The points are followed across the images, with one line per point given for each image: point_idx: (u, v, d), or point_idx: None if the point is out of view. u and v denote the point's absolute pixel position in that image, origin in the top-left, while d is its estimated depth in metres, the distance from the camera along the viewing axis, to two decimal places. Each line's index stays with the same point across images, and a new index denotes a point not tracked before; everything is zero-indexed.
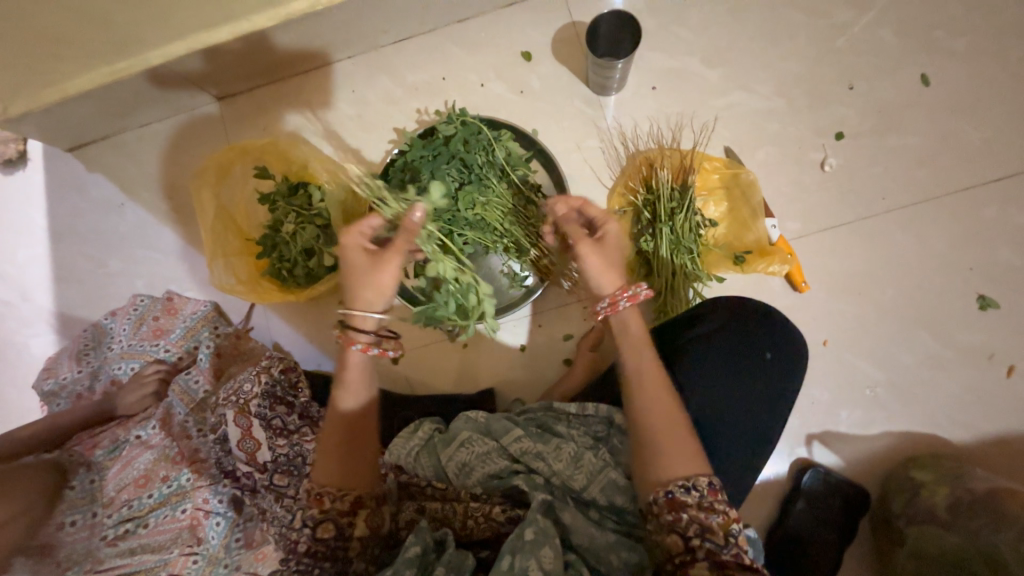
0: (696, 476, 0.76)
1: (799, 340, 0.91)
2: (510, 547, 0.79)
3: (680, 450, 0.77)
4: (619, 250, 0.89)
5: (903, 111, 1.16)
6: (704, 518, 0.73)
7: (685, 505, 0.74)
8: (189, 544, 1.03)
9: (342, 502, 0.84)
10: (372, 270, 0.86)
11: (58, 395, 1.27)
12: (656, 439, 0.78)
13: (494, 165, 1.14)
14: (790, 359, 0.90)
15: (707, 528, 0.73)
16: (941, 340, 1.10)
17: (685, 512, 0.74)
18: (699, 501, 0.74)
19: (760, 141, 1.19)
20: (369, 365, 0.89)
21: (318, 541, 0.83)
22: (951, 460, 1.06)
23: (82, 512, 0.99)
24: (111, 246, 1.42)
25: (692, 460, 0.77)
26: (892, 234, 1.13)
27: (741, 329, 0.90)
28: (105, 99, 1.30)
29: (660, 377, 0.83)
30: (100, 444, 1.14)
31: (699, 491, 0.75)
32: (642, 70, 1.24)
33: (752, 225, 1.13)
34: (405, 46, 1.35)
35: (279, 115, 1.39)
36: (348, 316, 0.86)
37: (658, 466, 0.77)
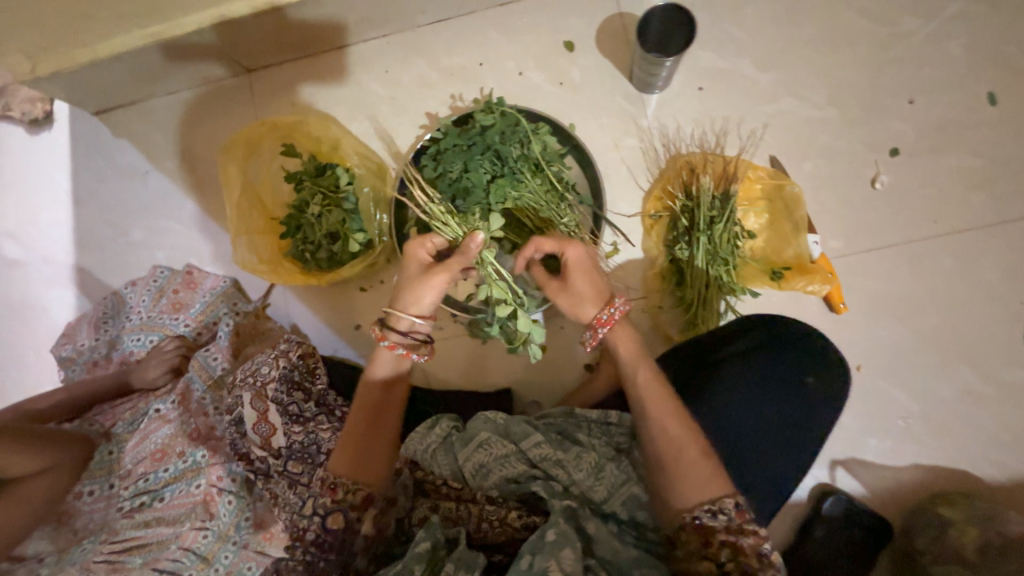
0: (722, 498, 0.74)
1: (842, 364, 0.87)
2: (530, 547, 0.78)
3: (697, 480, 0.75)
4: (586, 274, 0.88)
5: (964, 130, 1.10)
6: (734, 540, 0.72)
7: (712, 530, 0.73)
8: (201, 519, 1.03)
9: (354, 494, 0.86)
10: (419, 278, 0.90)
11: (75, 361, 1.27)
12: (670, 463, 0.77)
13: (528, 158, 1.09)
14: (833, 386, 0.86)
15: (738, 550, 0.72)
16: (982, 374, 1.05)
17: (713, 538, 0.73)
18: (727, 524, 0.73)
19: (807, 152, 1.13)
20: (397, 363, 0.93)
21: (328, 530, 0.85)
22: (982, 499, 1.02)
23: (100, 482, 1.05)
24: (133, 214, 1.41)
25: (713, 485, 0.75)
26: (940, 259, 1.08)
27: (779, 351, 0.87)
28: (135, 63, 1.27)
29: (666, 396, 0.81)
30: (120, 415, 1.16)
31: (726, 515, 0.73)
32: (690, 69, 1.18)
33: (794, 239, 1.09)
34: (444, 28, 1.30)
35: (309, 90, 1.36)
36: (390, 312, 0.90)
37: (683, 488, 0.76)
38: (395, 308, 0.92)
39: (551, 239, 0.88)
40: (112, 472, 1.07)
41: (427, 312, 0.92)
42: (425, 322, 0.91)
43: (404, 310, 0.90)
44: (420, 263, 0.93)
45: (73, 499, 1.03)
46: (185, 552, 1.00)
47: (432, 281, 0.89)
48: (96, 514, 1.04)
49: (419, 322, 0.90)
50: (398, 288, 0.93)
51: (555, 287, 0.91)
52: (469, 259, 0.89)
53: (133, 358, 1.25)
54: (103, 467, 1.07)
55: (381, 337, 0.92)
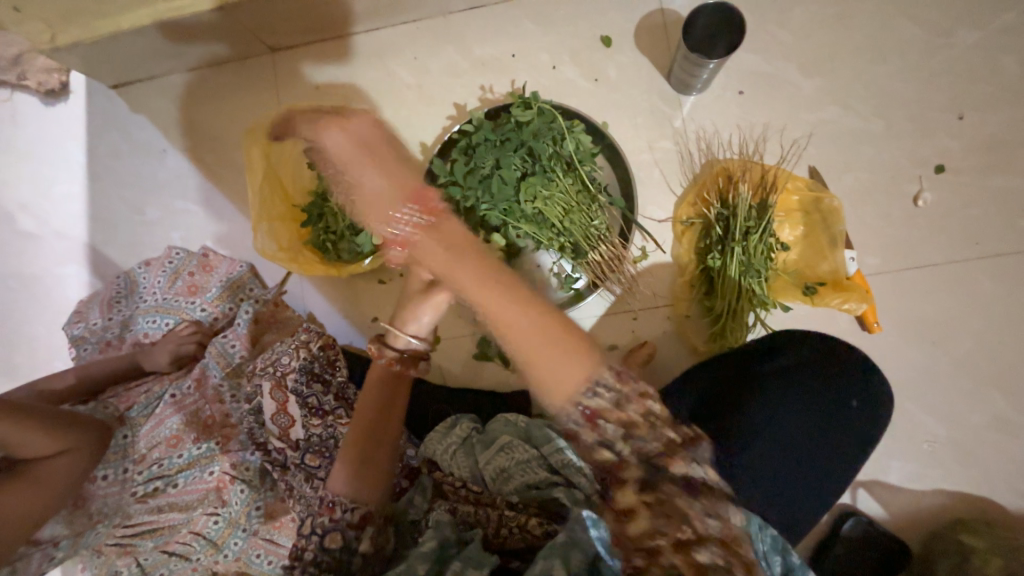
0: (596, 372, 0.66)
1: (885, 387, 0.85)
2: (543, 551, 0.69)
3: (548, 368, 0.65)
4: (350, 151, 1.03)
5: (1014, 149, 1.06)
6: (620, 414, 0.67)
7: (604, 413, 0.67)
8: (213, 505, 1.03)
9: (352, 514, 0.81)
10: (419, 296, 0.86)
11: (86, 340, 1.24)
12: (527, 351, 0.66)
13: (561, 156, 1.06)
14: (875, 411, 0.84)
15: (630, 423, 0.68)
16: (1015, 403, 1.03)
17: (606, 420, 0.67)
18: (615, 399, 0.67)
19: (849, 164, 1.10)
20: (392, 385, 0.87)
21: (325, 551, 0.79)
22: (1006, 528, 1.00)
23: (115, 467, 0.99)
24: (148, 192, 1.38)
25: (543, 366, 0.65)
26: (980, 282, 1.05)
27: (818, 370, 0.85)
28: (157, 37, 1.23)
29: (493, 282, 0.70)
30: (133, 397, 1.10)
31: (606, 388, 0.66)
32: (732, 71, 1.14)
33: (830, 254, 1.06)
34: (477, 16, 1.26)
35: (334, 74, 1.32)
36: (389, 328, 0.87)
37: (552, 376, 0.65)
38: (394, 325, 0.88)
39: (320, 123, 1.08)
40: (126, 456, 1.00)
41: (426, 332, 0.88)
42: (423, 344, 0.87)
43: (403, 330, 0.87)
44: (420, 280, 0.87)
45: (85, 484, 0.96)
46: (196, 535, 1.02)
47: (431, 298, 0.85)
48: (110, 499, 0.98)
49: (414, 342, 0.86)
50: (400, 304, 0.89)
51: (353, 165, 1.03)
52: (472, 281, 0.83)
53: (147, 340, 1.24)
54: (119, 450, 1.00)
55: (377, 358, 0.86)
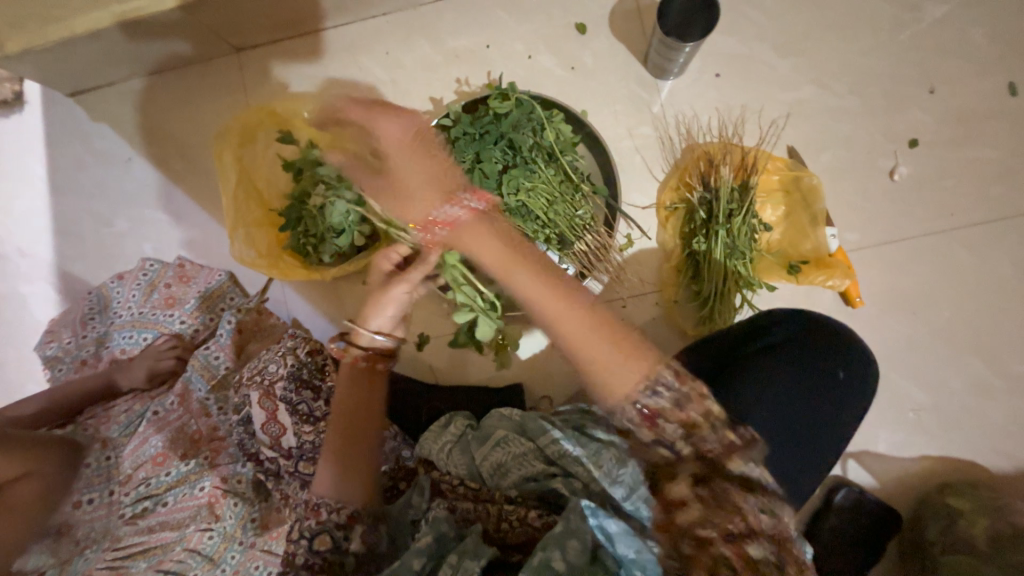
0: (656, 372, 0.66)
1: (870, 355, 0.86)
2: (539, 544, 0.76)
3: (618, 365, 0.67)
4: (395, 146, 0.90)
5: (983, 121, 1.08)
6: (686, 416, 0.63)
7: (660, 412, 0.65)
8: (207, 521, 0.98)
9: (338, 514, 0.81)
10: (380, 291, 0.86)
11: (61, 360, 1.20)
12: (591, 359, 0.69)
13: (542, 147, 1.06)
14: (863, 381, 0.85)
15: (692, 425, 0.63)
16: (993, 367, 1.06)
17: (663, 420, 0.64)
18: (674, 398, 0.64)
19: (826, 142, 1.11)
20: (362, 384, 0.85)
21: (316, 552, 0.80)
22: (989, 489, 1.04)
23: (99, 490, 0.98)
24: (116, 203, 1.32)
25: (616, 367, 0.67)
26: (956, 252, 1.08)
27: (806, 347, 0.86)
28: (115, 41, 1.18)
29: (539, 275, 0.75)
30: (114, 418, 1.08)
31: (664, 392, 0.65)
32: (708, 54, 1.14)
33: (811, 232, 1.07)
34: (448, 8, 1.23)
35: (303, 71, 1.28)
36: (351, 327, 0.86)
37: (604, 371, 0.67)
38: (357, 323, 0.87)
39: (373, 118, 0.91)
40: (111, 478, 1.00)
41: (389, 326, 0.86)
42: (389, 339, 0.85)
43: (365, 325, 0.85)
44: (384, 272, 0.90)
45: (70, 510, 0.94)
46: (191, 553, 0.95)
47: (391, 293, 0.85)
48: (97, 523, 0.96)
49: (378, 337, 0.84)
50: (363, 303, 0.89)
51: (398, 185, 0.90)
52: (430, 264, 0.87)
53: (124, 357, 1.19)
54: (102, 473, 0.99)
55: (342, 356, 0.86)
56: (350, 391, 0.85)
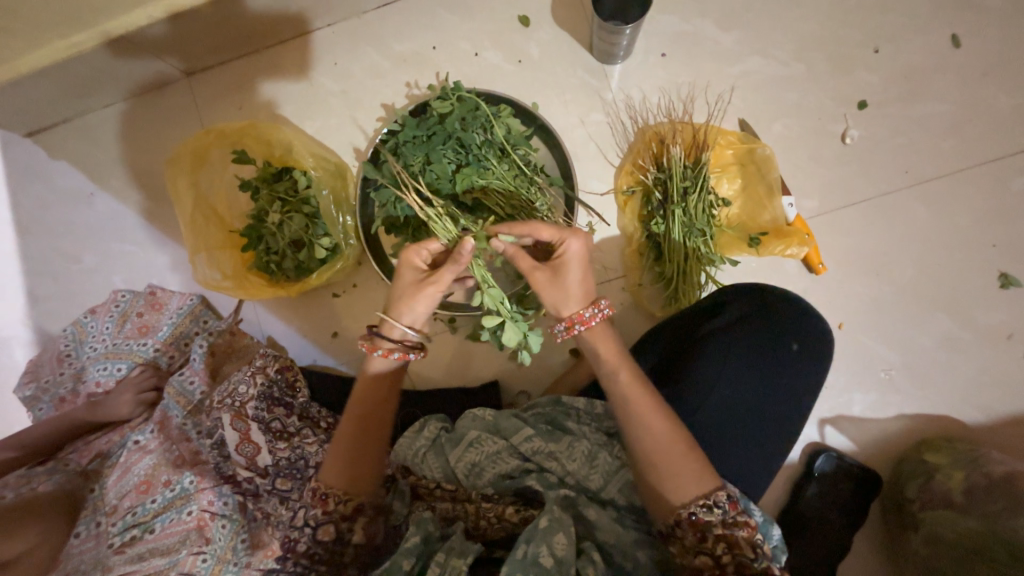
0: (715, 491, 0.73)
1: (823, 324, 0.88)
2: (523, 536, 0.77)
3: (685, 473, 0.73)
4: (581, 270, 0.81)
5: (929, 75, 1.08)
6: (729, 534, 0.71)
7: (709, 525, 0.71)
8: (197, 544, 0.97)
9: (345, 505, 0.82)
10: (414, 289, 0.84)
11: (40, 399, 1.20)
12: (661, 465, 0.74)
13: (493, 144, 1.05)
14: (817, 347, 0.87)
15: (734, 543, 0.70)
16: (961, 321, 1.06)
17: (709, 532, 0.71)
18: (723, 518, 0.71)
19: (776, 112, 1.11)
20: (390, 375, 0.87)
21: (319, 542, 0.82)
22: (965, 442, 1.04)
23: (87, 523, 0.99)
24: (82, 238, 1.33)
25: (697, 479, 0.73)
26: (913, 210, 1.08)
27: (761, 321, 0.87)
28: (62, 77, 1.18)
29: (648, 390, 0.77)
30: (95, 450, 1.12)
31: (721, 508, 0.72)
32: (651, 35, 1.14)
33: (768, 203, 1.07)
34: (391, 12, 1.23)
35: (254, 89, 1.28)
36: (382, 319, 0.85)
37: (675, 484, 0.73)
38: (388, 314, 0.86)
39: (549, 228, 0.80)
40: (97, 509, 1.00)
41: (421, 322, 0.86)
42: (417, 335, 0.86)
43: (398, 319, 0.85)
44: (415, 270, 0.86)
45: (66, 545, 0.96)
46: None
47: (426, 291, 0.83)
48: (87, 555, 0.96)
49: (410, 333, 0.84)
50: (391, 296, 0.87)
51: (542, 276, 0.81)
52: (463, 265, 0.80)
53: (101, 389, 1.20)
54: (90, 504, 1.01)
55: (371, 349, 0.86)
56: (365, 390, 0.86)
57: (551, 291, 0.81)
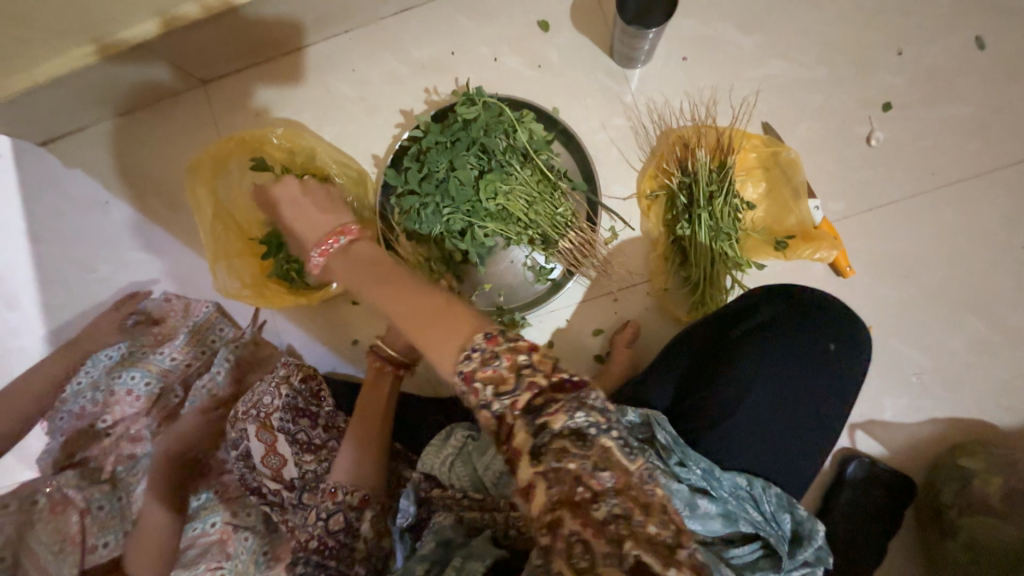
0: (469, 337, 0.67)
1: (862, 329, 0.87)
2: None
3: (434, 334, 0.70)
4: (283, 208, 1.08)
5: (954, 77, 1.08)
6: (491, 371, 0.64)
7: (473, 373, 0.64)
8: (216, 560, 0.99)
9: (351, 497, 0.87)
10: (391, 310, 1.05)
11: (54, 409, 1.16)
12: (417, 338, 0.73)
13: (516, 149, 1.05)
14: (853, 350, 0.86)
15: (497, 381, 0.63)
16: (991, 323, 1.05)
17: (476, 382, 0.64)
18: (481, 358, 0.65)
19: (800, 115, 1.11)
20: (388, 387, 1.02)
21: (331, 534, 0.84)
22: (999, 446, 1.03)
23: (114, 532, 1.06)
24: (98, 247, 1.31)
25: (453, 335, 0.68)
26: (940, 212, 1.07)
27: (797, 325, 0.85)
28: (78, 86, 1.17)
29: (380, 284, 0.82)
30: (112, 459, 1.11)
31: (477, 350, 0.65)
32: (673, 39, 1.14)
33: (795, 206, 1.07)
34: (409, 18, 1.23)
35: (271, 96, 1.27)
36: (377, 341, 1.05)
37: (433, 350, 0.70)
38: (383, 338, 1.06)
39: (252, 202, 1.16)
40: (125, 518, 1.08)
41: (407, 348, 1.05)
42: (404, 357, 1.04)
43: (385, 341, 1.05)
44: None
45: (87, 555, 1.03)
46: None
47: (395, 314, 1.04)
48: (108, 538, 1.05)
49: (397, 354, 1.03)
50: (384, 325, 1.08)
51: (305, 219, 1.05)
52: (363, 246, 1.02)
53: (112, 398, 1.12)
54: (114, 516, 1.07)
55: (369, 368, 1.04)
56: (373, 397, 1.00)
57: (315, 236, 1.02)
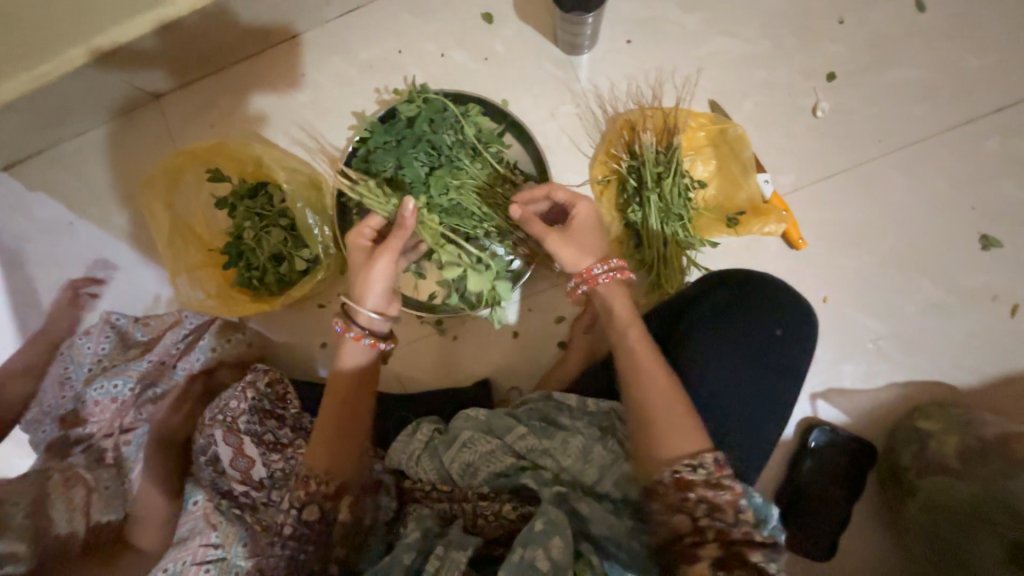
0: (701, 452, 0.73)
1: (811, 314, 0.87)
2: (520, 539, 0.74)
3: (680, 428, 0.74)
4: (591, 228, 0.91)
5: (896, 43, 1.08)
6: (712, 495, 0.71)
7: (692, 484, 0.72)
8: (205, 535, 0.97)
9: (327, 486, 0.83)
10: (366, 268, 0.89)
11: (42, 421, 1.15)
12: (660, 417, 0.75)
13: (464, 144, 1.05)
14: (799, 333, 0.86)
15: (715, 506, 0.71)
16: (945, 286, 1.06)
17: (692, 492, 0.72)
18: (707, 477, 0.72)
19: (745, 91, 1.11)
20: (366, 357, 0.90)
21: (304, 523, 0.81)
22: (958, 406, 1.04)
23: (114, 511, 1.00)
24: (67, 267, 1.32)
25: (694, 438, 0.74)
26: (889, 178, 1.08)
27: (743, 311, 0.86)
28: (31, 109, 1.18)
29: (657, 357, 0.79)
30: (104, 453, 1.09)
31: (705, 469, 0.72)
32: (616, 23, 1.14)
33: (744, 181, 1.07)
34: (355, 19, 1.23)
35: (224, 107, 1.28)
36: (348, 305, 0.88)
37: (668, 441, 0.74)
38: (353, 299, 0.89)
39: (564, 190, 0.92)
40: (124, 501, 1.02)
41: (384, 305, 0.90)
42: (384, 318, 0.89)
43: (361, 304, 0.88)
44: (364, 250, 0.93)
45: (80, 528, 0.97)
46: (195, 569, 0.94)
47: (377, 268, 0.88)
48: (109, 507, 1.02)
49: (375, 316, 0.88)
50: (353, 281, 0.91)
51: (562, 234, 0.89)
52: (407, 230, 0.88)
53: (97, 408, 1.12)
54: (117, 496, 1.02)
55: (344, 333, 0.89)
56: (340, 377, 0.88)
57: (571, 249, 0.87)
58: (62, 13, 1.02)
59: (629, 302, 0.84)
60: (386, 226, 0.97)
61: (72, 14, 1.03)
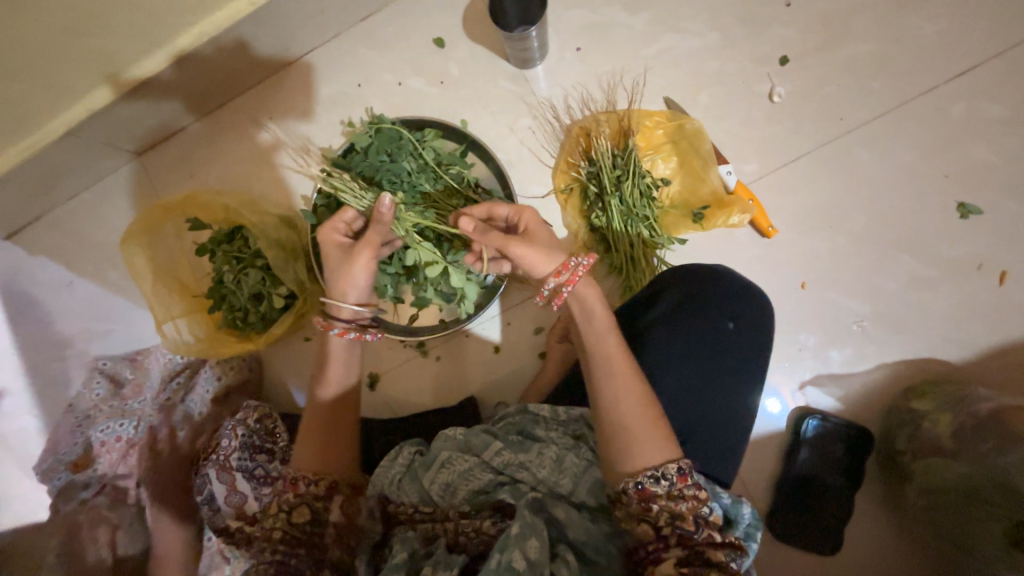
0: (670, 461, 0.73)
1: (762, 304, 0.88)
2: (497, 545, 0.74)
3: (650, 439, 0.73)
4: (546, 237, 0.87)
5: (846, 18, 1.06)
6: (673, 505, 0.71)
7: (654, 495, 0.72)
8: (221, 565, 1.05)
9: (317, 486, 0.85)
10: (345, 261, 0.89)
11: (56, 470, 1.25)
12: (633, 427, 0.74)
13: (425, 168, 1.06)
14: (751, 325, 0.86)
15: (677, 515, 0.71)
16: (926, 259, 1.03)
17: (654, 503, 0.72)
18: (669, 489, 0.72)
19: (699, 84, 1.11)
20: (351, 351, 0.93)
21: (293, 525, 0.84)
22: (954, 382, 1.00)
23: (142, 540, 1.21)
24: (70, 323, 1.38)
25: (662, 447, 0.74)
26: (856, 156, 1.05)
27: (696, 310, 0.86)
28: (23, 180, 1.24)
29: (633, 365, 0.78)
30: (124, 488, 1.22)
31: (669, 480, 0.72)
32: (563, 32, 1.15)
33: (706, 175, 1.06)
34: (314, 59, 1.27)
35: (201, 157, 1.33)
36: (328, 303, 0.90)
37: (639, 450, 0.73)
38: (333, 297, 0.91)
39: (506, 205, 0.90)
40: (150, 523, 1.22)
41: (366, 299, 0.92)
42: (366, 309, 0.91)
43: (343, 299, 0.90)
44: (338, 246, 0.93)
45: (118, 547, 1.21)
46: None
47: (358, 261, 0.88)
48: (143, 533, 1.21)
49: (359, 309, 0.90)
50: (330, 276, 0.91)
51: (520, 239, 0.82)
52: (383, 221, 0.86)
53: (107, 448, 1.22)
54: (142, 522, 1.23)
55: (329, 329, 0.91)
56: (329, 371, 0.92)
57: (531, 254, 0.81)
58: (38, 88, 1.09)
59: (606, 302, 0.80)
60: (362, 223, 0.97)
61: (47, 87, 1.10)
